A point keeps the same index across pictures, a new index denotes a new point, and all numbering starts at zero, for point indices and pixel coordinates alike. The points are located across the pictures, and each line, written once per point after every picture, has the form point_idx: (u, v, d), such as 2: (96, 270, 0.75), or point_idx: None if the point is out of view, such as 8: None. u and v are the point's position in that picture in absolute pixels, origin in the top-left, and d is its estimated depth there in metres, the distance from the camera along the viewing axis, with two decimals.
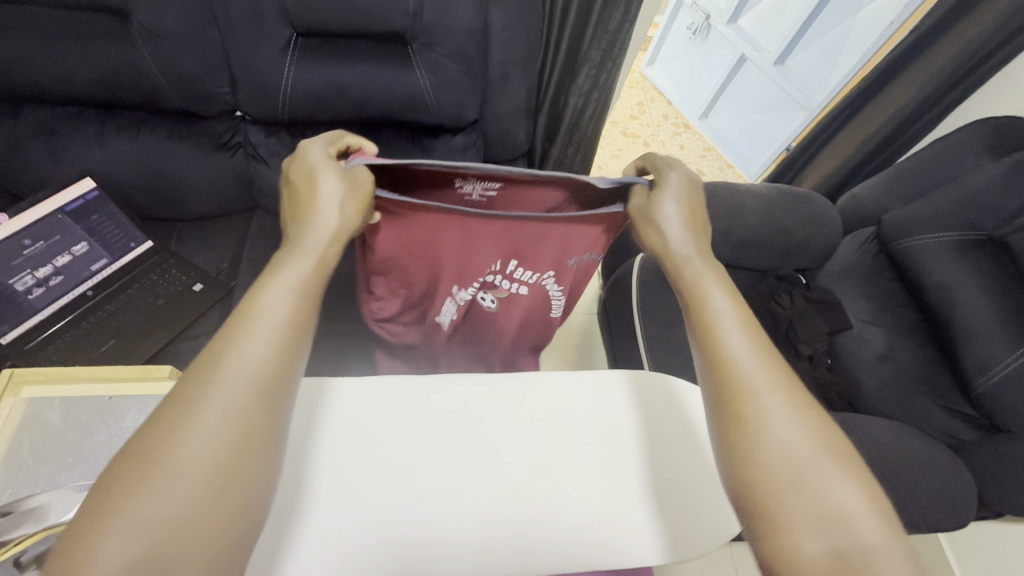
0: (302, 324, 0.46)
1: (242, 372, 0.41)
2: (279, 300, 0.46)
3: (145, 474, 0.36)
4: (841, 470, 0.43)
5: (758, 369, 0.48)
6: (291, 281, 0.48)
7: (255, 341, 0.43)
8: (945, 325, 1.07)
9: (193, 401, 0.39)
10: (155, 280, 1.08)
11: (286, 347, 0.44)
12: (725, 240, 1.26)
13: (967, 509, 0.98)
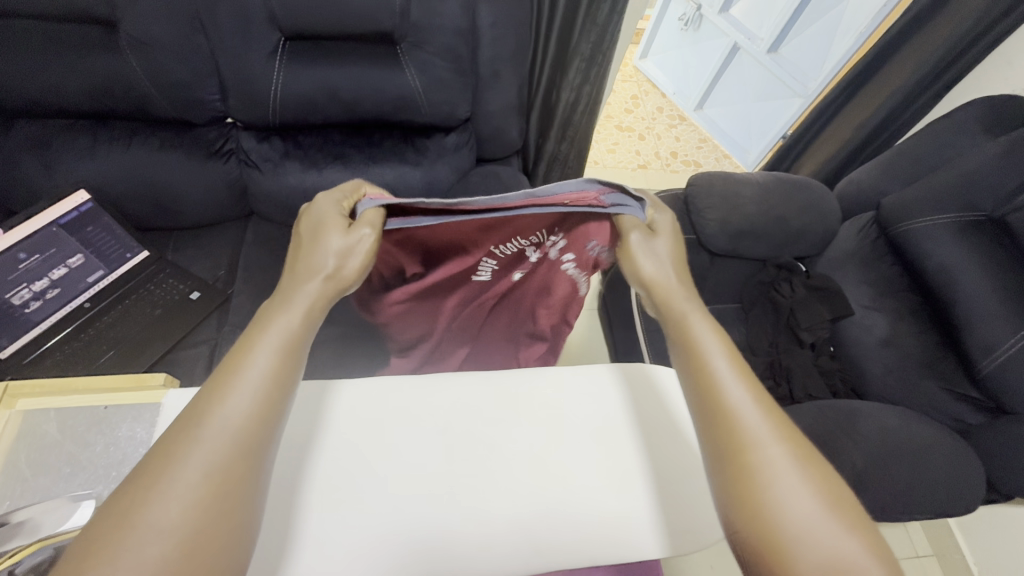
0: (287, 375, 0.43)
1: (225, 430, 0.38)
2: (268, 355, 0.43)
3: (117, 542, 0.32)
4: (840, 520, 0.41)
5: (761, 421, 0.45)
6: (280, 335, 0.45)
7: (243, 396, 0.40)
8: (948, 308, 1.06)
9: (174, 461, 0.36)
10: (152, 291, 1.08)
11: (272, 403, 0.41)
12: (722, 230, 1.25)
13: (975, 493, 0.97)
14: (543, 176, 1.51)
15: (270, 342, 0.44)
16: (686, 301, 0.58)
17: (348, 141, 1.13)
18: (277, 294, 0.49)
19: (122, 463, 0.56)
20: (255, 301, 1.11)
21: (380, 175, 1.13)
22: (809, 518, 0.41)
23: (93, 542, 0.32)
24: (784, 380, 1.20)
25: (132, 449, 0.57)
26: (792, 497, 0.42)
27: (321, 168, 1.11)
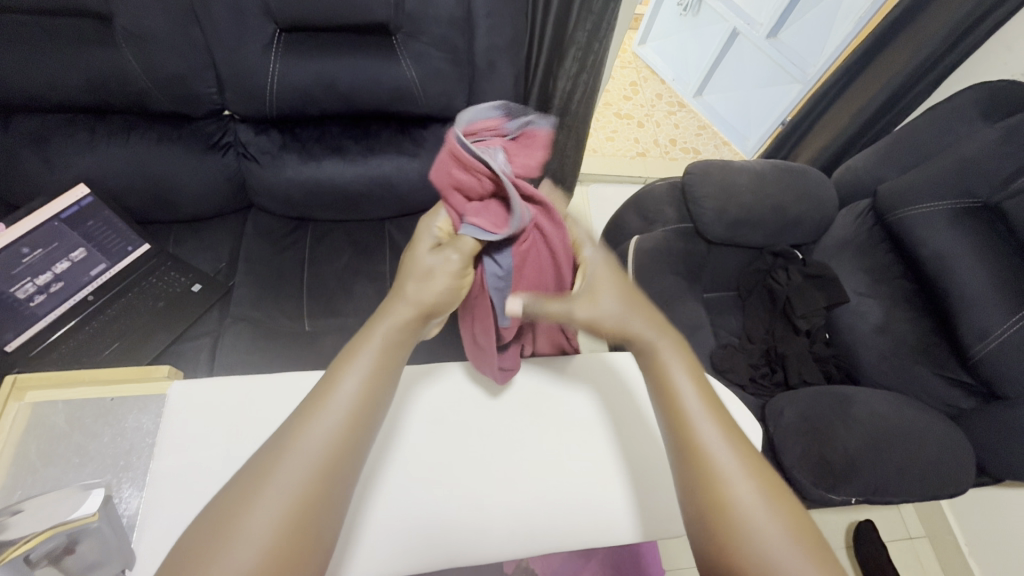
0: (364, 417, 0.50)
1: (306, 453, 0.46)
2: (352, 382, 0.50)
3: (217, 544, 0.42)
4: (805, 550, 0.47)
5: (728, 454, 0.51)
6: (366, 361, 0.52)
7: (323, 423, 0.47)
8: (942, 295, 1.07)
9: (266, 478, 0.45)
10: (154, 283, 1.09)
11: (351, 428, 0.48)
12: (719, 219, 1.26)
13: (965, 475, 0.99)
14: None
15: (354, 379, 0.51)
16: (661, 334, 0.60)
17: (345, 133, 1.13)
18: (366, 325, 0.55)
19: (129, 453, 0.59)
20: (255, 293, 1.12)
21: (378, 167, 1.13)
22: (771, 542, 0.47)
23: (202, 538, 0.42)
24: (779, 368, 1.21)
25: (139, 439, 0.59)
26: (766, 526, 0.48)
27: (319, 160, 1.11)
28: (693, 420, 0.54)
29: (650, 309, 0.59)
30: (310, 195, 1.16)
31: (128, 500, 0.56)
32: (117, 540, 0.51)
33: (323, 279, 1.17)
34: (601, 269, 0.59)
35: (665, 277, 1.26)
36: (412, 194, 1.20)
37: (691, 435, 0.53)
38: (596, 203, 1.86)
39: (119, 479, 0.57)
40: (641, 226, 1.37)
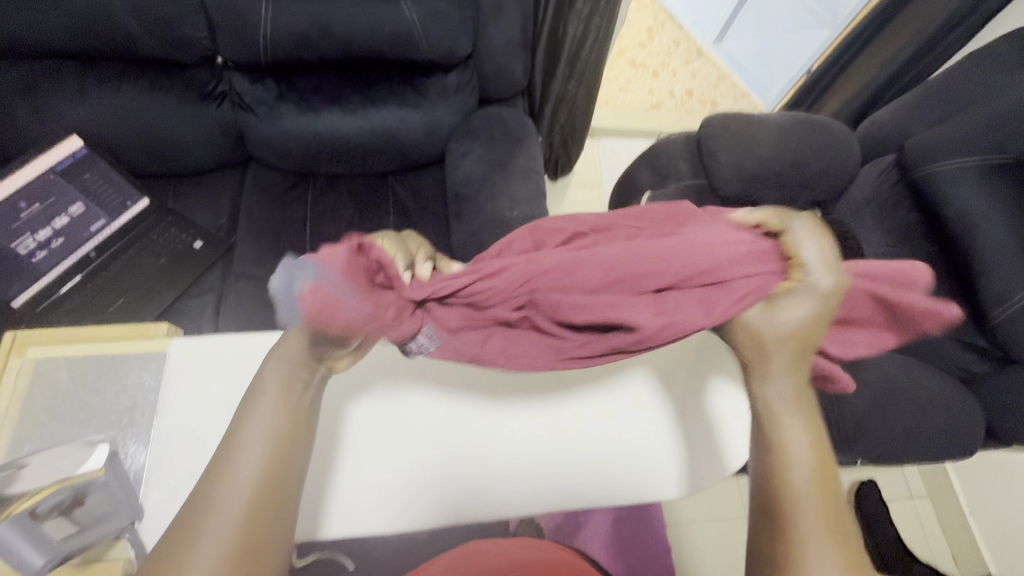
0: (284, 457, 0.44)
1: (228, 499, 0.40)
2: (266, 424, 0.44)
3: None
4: None
5: (811, 506, 0.43)
6: (271, 401, 0.46)
7: (246, 464, 0.42)
8: (963, 257, 1.03)
9: (189, 529, 0.39)
10: (155, 239, 1.07)
11: (275, 464, 0.43)
12: (736, 176, 1.20)
13: (973, 437, 0.99)
14: (550, 118, 1.44)
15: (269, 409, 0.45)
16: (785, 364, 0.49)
17: (344, 82, 1.08)
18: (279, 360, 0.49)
19: (133, 410, 0.59)
20: (257, 250, 1.10)
21: (379, 119, 1.08)
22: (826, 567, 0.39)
23: None
24: None
25: (142, 396, 0.59)
26: (822, 555, 0.40)
27: (317, 112, 1.07)
28: (778, 428, 0.47)
29: (788, 355, 0.50)
30: (309, 149, 1.12)
31: (134, 457, 0.57)
32: (124, 493, 0.52)
33: (326, 236, 1.14)
34: (773, 315, 0.51)
35: None
36: (415, 148, 1.15)
37: (768, 447, 0.47)
38: (608, 158, 1.79)
39: (124, 435, 0.58)
40: (654, 181, 1.33)
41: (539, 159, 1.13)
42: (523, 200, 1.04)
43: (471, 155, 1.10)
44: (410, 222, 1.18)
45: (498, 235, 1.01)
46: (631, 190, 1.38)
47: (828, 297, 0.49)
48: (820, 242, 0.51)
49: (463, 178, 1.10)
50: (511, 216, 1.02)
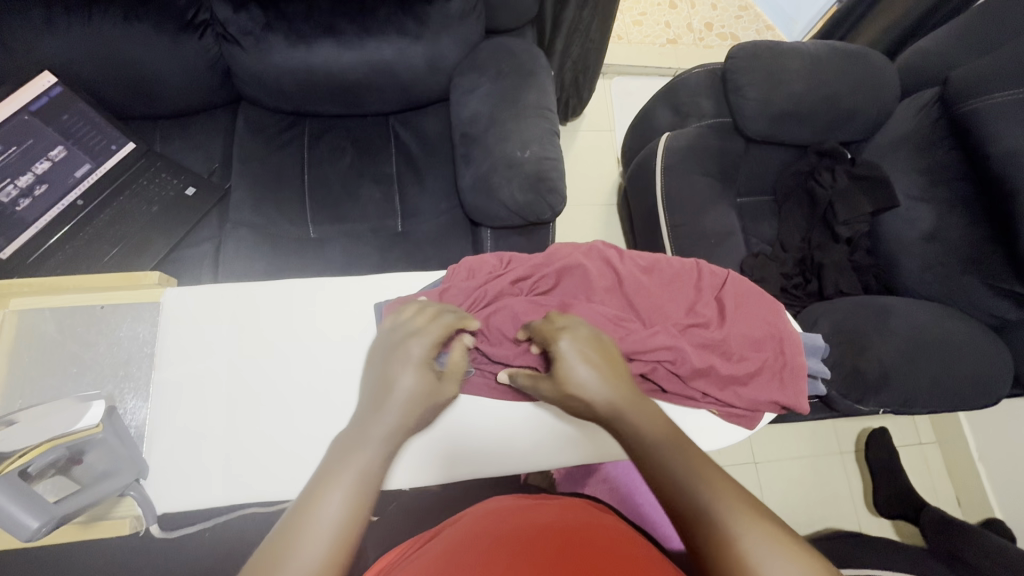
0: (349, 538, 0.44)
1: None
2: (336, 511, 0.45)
3: None
4: None
5: (719, 500, 0.45)
6: (343, 504, 0.45)
7: (319, 539, 0.43)
8: (1005, 199, 0.96)
9: None
10: (145, 186, 1.00)
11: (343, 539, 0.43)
12: (763, 113, 1.12)
13: (999, 385, 0.96)
14: (562, 52, 1.33)
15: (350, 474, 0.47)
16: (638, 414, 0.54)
17: (336, 9, 0.97)
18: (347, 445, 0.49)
19: (128, 363, 0.56)
20: (254, 197, 1.04)
21: (377, 52, 0.99)
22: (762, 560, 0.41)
23: None
24: (813, 278, 1.14)
25: (138, 349, 0.56)
26: (748, 537, 0.42)
27: (309, 44, 0.97)
28: (658, 454, 0.50)
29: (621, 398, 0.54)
30: (302, 86, 1.03)
31: (133, 412, 0.55)
32: (127, 451, 0.50)
33: (325, 181, 1.08)
34: (567, 390, 0.55)
35: (698, 179, 1.15)
36: (417, 85, 1.06)
37: (653, 470, 0.50)
38: (621, 97, 1.67)
39: (121, 389, 0.55)
40: (672, 120, 1.25)
41: (551, 96, 1.04)
42: (535, 140, 0.97)
43: (478, 91, 1.02)
44: (413, 165, 1.11)
45: (509, 177, 0.95)
46: (648, 131, 1.30)
47: (581, 352, 0.56)
48: (563, 321, 0.59)
49: (470, 117, 1.02)
50: (523, 157, 0.95)
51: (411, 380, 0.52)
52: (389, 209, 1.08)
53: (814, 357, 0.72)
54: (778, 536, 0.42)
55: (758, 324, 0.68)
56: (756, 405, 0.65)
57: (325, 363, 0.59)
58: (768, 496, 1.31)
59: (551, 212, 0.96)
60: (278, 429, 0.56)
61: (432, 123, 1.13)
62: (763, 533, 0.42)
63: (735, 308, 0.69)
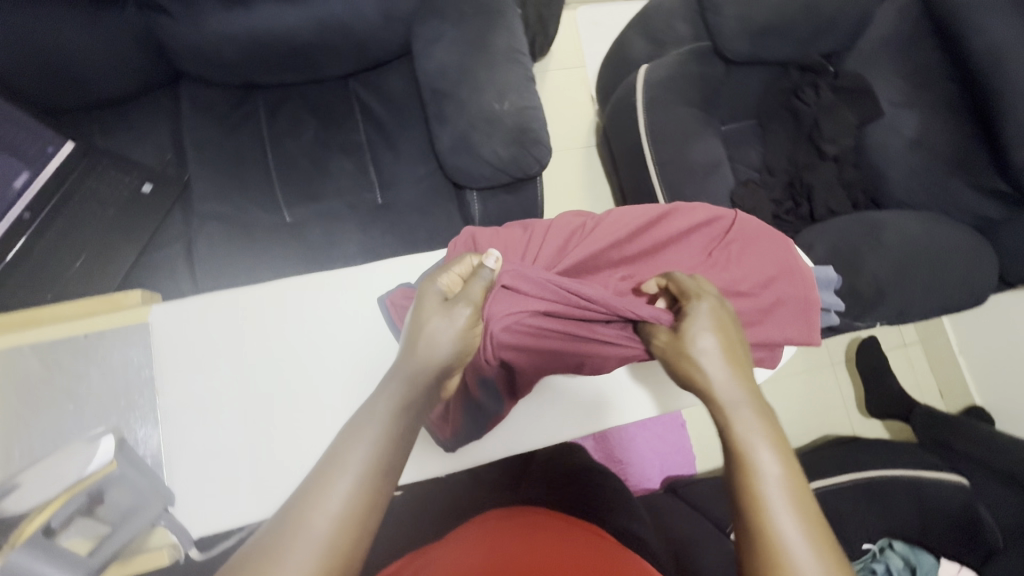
0: (371, 500, 0.41)
1: (313, 536, 0.38)
2: (358, 460, 0.42)
3: None
4: None
5: (785, 505, 0.45)
6: (370, 442, 0.43)
7: (335, 494, 0.40)
8: (989, 95, 0.94)
9: (272, 562, 0.37)
10: (96, 187, 0.90)
11: (365, 501, 0.41)
12: (743, 31, 1.06)
13: (987, 284, 1.00)
14: None
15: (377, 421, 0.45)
16: (746, 393, 0.52)
17: None
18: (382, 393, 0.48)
19: (129, 391, 0.52)
20: (218, 184, 0.97)
21: (325, 7, 0.89)
22: (803, 548, 0.42)
23: None
24: (804, 201, 1.13)
25: (135, 376, 0.53)
26: (795, 536, 0.43)
27: (248, 5, 0.87)
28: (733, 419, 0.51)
29: (727, 358, 0.54)
30: (249, 55, 0.93)
31: (146, 441, 0.52)
32: (147, 482, 0.48)
33: (292, 159, 1.01)
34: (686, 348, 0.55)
35: (681, 111, 1.11)
36: (375, 40, 0.97)
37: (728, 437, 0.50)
38: (587, 28, 1.58)
39: (127, 419, 0.52)
40: (649, 50, 1.19)
41: (521, 36, 0.97)
42: (511, 89, 0.91)
43: (442, 40, 0.94)
44: (383, 130, 1.04)
45: (490, 133, 0.89)
46: (622, 64, 1.24)
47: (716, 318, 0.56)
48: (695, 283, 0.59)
49: (438, 70, 0.94)
50: (501, 109, 0.90)
51: (447, 333, 0.50)
52: (365, 181, 1.02)
53: (827, 290, 0.72)
54: (818, 529, 0.44)
55: (768, 261, 0.67)
56: (772, 342, 0.65)
57: (337, 361, 0.56)
58: None
59: (537, 165, 0.92)
60: (302, 435, 0.53)
61: (396, 80, 1.05)
62: (807, 522, 0.44)
63: (742, 251, 0.67)
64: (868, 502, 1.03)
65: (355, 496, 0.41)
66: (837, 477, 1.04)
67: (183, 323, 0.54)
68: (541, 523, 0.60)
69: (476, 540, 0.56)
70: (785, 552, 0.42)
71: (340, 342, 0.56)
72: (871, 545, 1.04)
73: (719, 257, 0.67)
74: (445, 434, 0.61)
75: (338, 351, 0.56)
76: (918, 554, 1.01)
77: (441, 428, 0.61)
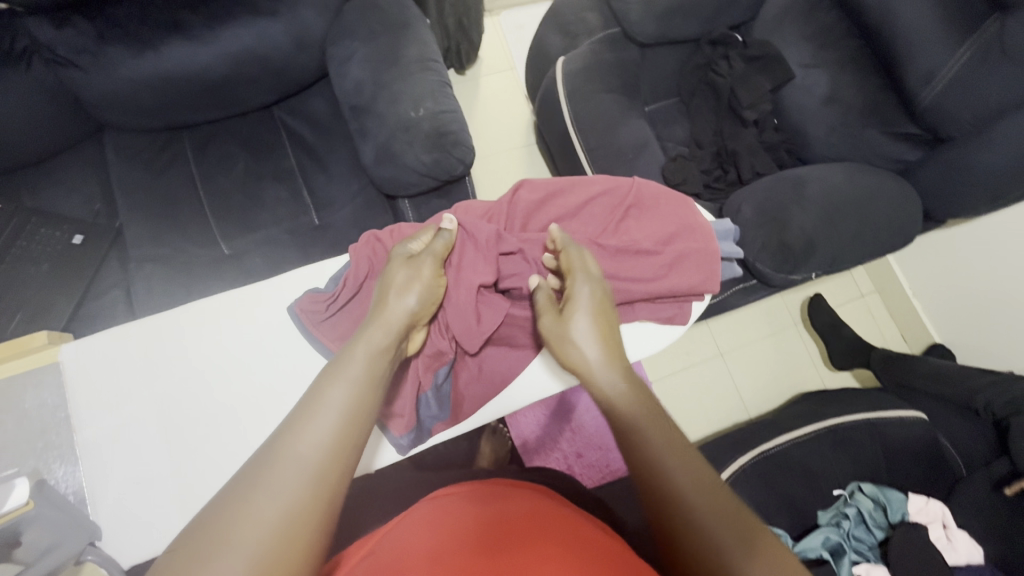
0: (351, 429, 0.45)
1: (297, 462, 0.42)
2: (339, 392, 0.47)
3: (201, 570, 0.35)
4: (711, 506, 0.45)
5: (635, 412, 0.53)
6: (352, 376, 0.48)
7: (318, 424, 0.44)
8: (887, 44, 1.01)
9: (254, 491, 0.40)
10: (27, 246, 0.89)
11: (345, 431, 0.45)
12: (648, 14, 1.09)
13: (913, 223, 1.03)
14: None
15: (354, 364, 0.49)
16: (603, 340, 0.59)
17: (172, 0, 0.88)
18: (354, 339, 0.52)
19: (46, 432, 0.52)
20: (151, 228, 0.97)
21: (234, 40, 0.91)
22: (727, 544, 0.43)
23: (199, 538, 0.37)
24: (732, 167, 1.17)
25: (49, 416, 0.53)
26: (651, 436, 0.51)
27: (156, 48, 0.88)
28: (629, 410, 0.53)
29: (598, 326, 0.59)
30: (165, 96, 0.94)
31: (67, 480, 0.51)
32: (68, 518, 0.48)
33: (224, 193, 1.01)
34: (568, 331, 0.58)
35: (602, 98, 1.13)
36: (289, 67, 0.99)
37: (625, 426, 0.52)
38: (512, 31, 1.61)
39: (46, 460, 0.52)
40: (564, 44, 1.23)
41: (433, 45, 0.99)
42: (427, 96, 0.93)
43: (354, 57, 0.96)
44: (312, 153, 1.05)
45: (409, 140, 0.91)
46: (544, 61, 1.27)
47: (594, 304, 0.60)
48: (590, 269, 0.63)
49: (354, 87, 0.96)
50: (417, 116, 0.91)
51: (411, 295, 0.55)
52: (300, 205, 1.03)
53: (725, 241, 0.75)
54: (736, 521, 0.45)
55: (667, 221, 0.70)
56: (679, 295, 0.67)
57: (256, 376, 0.56)
58: (738, 380, 1.39)
59: (462, 165, 0.93)
60: (227, 454, 0.54)
61: (318, 103, 1.06)
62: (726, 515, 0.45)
63: (641, 214, 0.71)
64: (836, 451, 1.04)
65: (337, 429, 0.45)
66: (803, 428, 1.06)
67: (94, 360, 0.54)
68: (490, 493, 0.59)
69: (425, 514, 0.54)
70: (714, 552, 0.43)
71: (256, 356, 0.57)
72: (842, 491, 1.02)
73: (621, 222, 0.70)
74: (399, 430, 0.61)
75: (256, 366, 0.56)
76: (886, 492, 0.98)
77: (395, 424, 0.61)
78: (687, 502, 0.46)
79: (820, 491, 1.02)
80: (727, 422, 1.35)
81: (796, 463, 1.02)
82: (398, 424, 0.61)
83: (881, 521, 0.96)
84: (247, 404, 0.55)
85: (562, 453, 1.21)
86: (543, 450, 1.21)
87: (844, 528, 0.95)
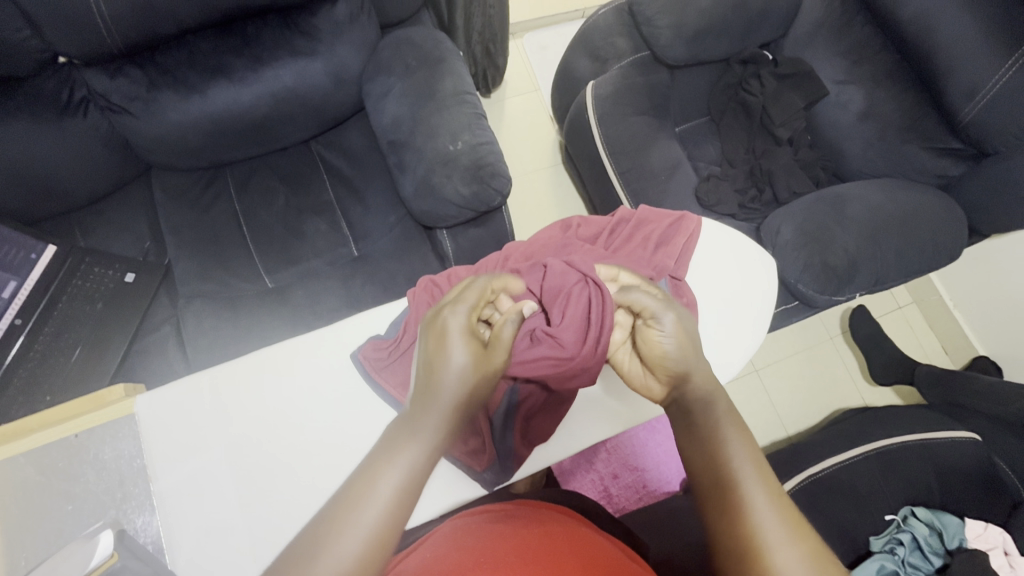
0: (405, 495, 0.45)
1: (377, 504, 0.43)
2: (398, 463, 0.46)
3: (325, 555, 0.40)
4: (757, 481, 0.46)
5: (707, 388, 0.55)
6: (411, 449, 0.47)
7: (388, 477, 0.45)
8: (925, 60, 1.00)
9: (355, 513, 0.42)
10: (82, 285, 0.92)
11: (406, 490, 0.45)
12: (679, 37, 1.09)
13: (958, 239, 1.01)
14: (463, 27, 1.28)
15: (410, 444, 0.47)
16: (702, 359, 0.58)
17: (219, 46, 0.91)
18: (416, 400, 0.51)
19: (123, 483, 0.57)
20: (197, 263, 0.99)
21: (276, 80, 0.94)
22: (778, 539, 0.42)
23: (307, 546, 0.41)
24: (766, 186, 1.15)
25: (127, 467, 0.57)
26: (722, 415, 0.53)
27: (202, 91, 0.91)
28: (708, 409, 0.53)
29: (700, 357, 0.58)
30: (210, 136, 0.97)
31: (146, 529, 0.56)
32: (149, 569, 0.50)
33: (267, 228, 1.03)
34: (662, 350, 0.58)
35: (634, 120, 1.14)
36: (328, 103, 1.01)
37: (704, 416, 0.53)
38: (535, 53, 1.62)
39: (124, 511, 0.56)
40: (593, 67, 1.24)
41: (467, 77, 1.01)
42: (464, 129, 0.94)
43: (392, 92, 0.98)
44: (350, 185, 1.07)
45: (448, 173, 0.92)
46: (572, 84, 1.29)
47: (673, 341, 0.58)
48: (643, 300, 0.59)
49: (391, 122, 0.98)
50: (456, 149, 0.93)
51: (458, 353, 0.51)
52: (340, 237, 1.05)
53: (767, 271, 0.78)
54: (786, 511, 0.45)
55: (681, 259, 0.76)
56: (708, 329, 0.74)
57: (312, 430, 0.61)
58: (776, 399, 1.36)
59: (499, 196, 0.94)
60: (301, 494, 0.59)
61: (355, 137, 1.09)
62: (775, 505, 0.45)
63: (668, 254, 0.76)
64: (884, 473, 1.02)
65: (396, 487, 0.45)
66: (849, 451, 1.03)
67: (170, 413, 0.60)
68: (505, 513, 0.56)
69: (449, 532, 0.52)
70: (762, 547, 0.42)
71: (318, 408, 0.62)
72: (893, 516, 0.99)
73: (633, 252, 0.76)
74: (479, 467, 0.65)
75: (317, 417, 0.62)
76: (940, 517, 0.96)
77: (475, 460, 0.65)
78: (739, 499, 0.45)
79: (872, 517, 1.00)
80: (766, 440, 1.32)
81: (845, 487, 1.00)
82: (479, 460, 0.65)
83: (938, 548, 0.93)
84: (310, 454, 0.60)
85: (597, 475, 1.20)
86: (578, 472, 1.19)
87: (899, 555, 0.93)
